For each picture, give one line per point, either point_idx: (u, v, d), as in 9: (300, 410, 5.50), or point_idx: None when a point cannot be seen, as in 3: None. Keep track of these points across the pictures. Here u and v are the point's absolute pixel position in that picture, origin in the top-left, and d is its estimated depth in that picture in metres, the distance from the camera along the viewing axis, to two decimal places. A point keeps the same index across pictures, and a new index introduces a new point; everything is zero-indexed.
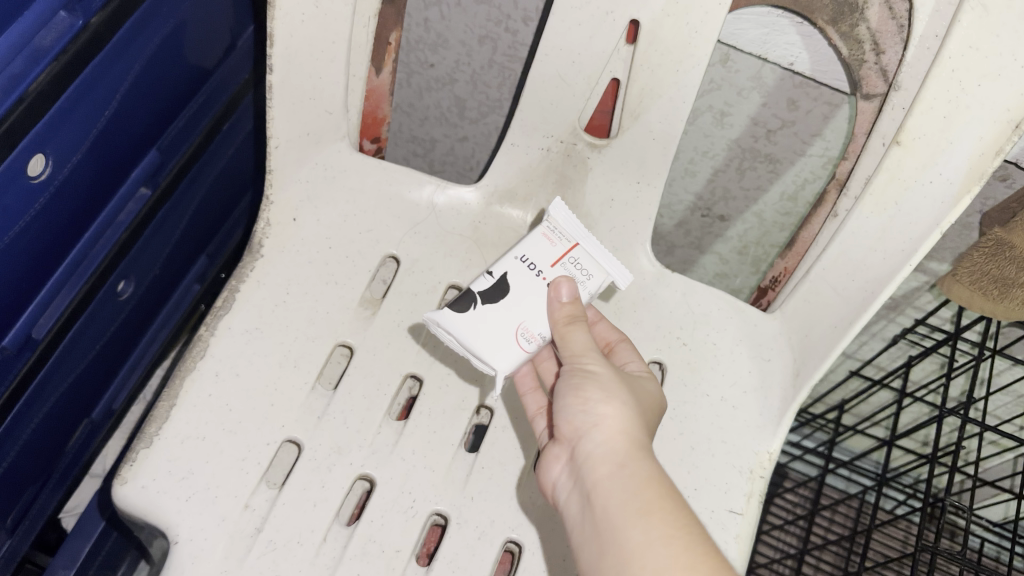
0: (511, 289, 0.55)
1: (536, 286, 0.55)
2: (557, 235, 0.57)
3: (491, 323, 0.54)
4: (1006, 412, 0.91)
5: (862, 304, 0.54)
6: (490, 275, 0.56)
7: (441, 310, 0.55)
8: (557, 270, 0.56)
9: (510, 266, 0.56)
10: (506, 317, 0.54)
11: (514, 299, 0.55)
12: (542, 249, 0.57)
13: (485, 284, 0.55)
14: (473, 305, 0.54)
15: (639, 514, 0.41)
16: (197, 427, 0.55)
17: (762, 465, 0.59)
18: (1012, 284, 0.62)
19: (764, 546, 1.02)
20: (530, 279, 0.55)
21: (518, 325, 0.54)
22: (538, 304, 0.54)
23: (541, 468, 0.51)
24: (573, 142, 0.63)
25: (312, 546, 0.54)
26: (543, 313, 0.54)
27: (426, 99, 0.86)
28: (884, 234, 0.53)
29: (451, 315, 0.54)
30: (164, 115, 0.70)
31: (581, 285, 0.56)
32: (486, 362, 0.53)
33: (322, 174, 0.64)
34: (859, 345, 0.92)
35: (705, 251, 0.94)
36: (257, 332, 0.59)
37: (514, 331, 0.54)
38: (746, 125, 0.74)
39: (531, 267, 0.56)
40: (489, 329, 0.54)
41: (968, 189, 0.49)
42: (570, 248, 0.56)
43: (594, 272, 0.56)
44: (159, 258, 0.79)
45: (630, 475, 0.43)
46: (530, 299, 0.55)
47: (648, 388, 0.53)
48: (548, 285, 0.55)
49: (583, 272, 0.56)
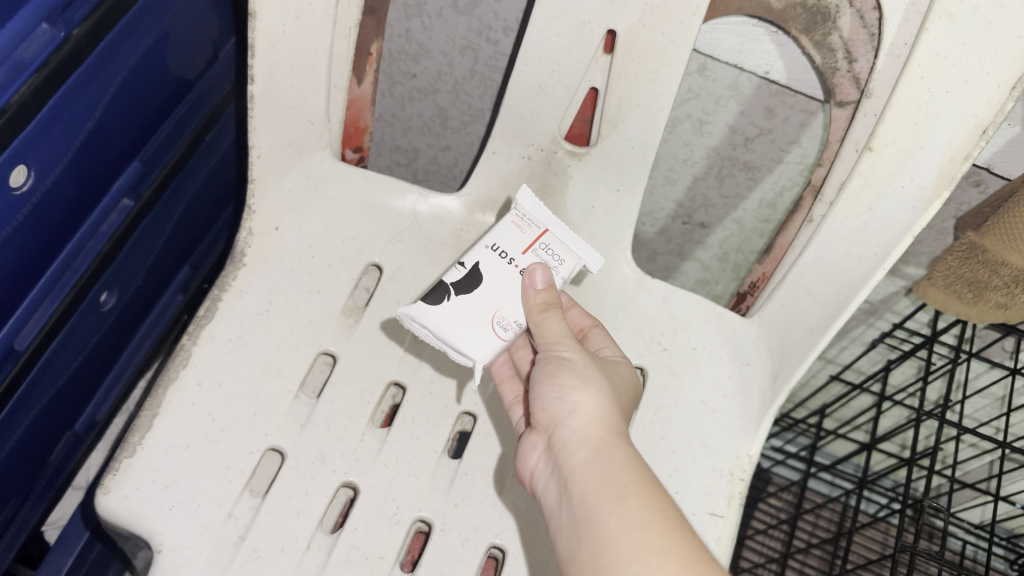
0: (484, 279, 0.55)
1: (508, 275, 0.55)
2: (526, 222, 0.58)
3: (467, 314, 0.54)
4: (983, 414, 0.92)
5: (838, 307, 0.55)
6: (461, 266, 0.56)
7: (414, 304, 0.55)
8: (528, 258, 0.56)
9: (480, 256, 0.56)
10: (480, 305, 0.54)
11: (487, 288, 0.55)
12: (511, 235, 0.57)
13: (457, 276, 0.56)
14: (447, 297, 0.54)
15: (616, 498, 0.41)
16: (180, 436, 0.55)
17: (743, 467, 0.59)
18: (985, 288, 0.63)
19: (748, 551, 1.03)
20: (503, 269, 0.56)
21: (493, 314, 0.54)
22: (513, 293, 0.55)
23: (519, 457, 0.51)
24: (553, 151, 0.64)
25: (296, 554, 0.54)
26: (518, 301, 0.55)
27: (408, 109, 0.87)
28: (858, 239, 0.54)
29: (424, 308, 0.54)
30: (145, 126, 0.70)
31: (554, 271, 0.56)
32: (463, 353, 0.53)
33: (304, 184, 0.65)
34: (839, 349, 0.93)
35: (687, 258, 0.95)
36: (241, 340, 0.59)
37: (490, 319, 0.54)
38: (724, 133, 0.75)
39: (502, 255, 0.56)
40: (468, 322, 0.54)
41: (937, 194, 0.50)
42: (540, 235, 0.57)
43: (566, 257, 0.57)
44: (143, 268, 0.79)
45: (607, 461, 0.44)
46: (505, 289, 0.55)
47: (623, 373, 0.54)
48: (520, 272, 0.56)
49: (554, 258, 0.57)
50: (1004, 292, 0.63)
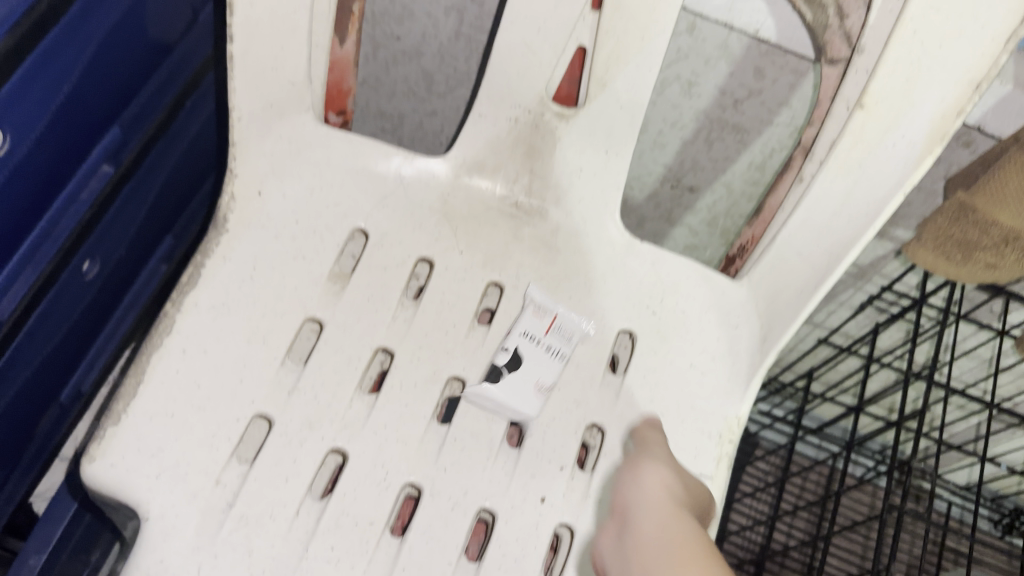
0: (522, 363, 0.60)
1: (544, 360, 0.61)
2: (538, 311, 0.62)
3: (514, 380, 0.60)
4: (970, 376, 0.93)
5: (828, 267, 0.54)
6: (503, 350, 0.61)
7: (469, 389, 0.60)
8: (552, 336, 0.62)
9: (517, 342, 0.61)
10: (524, 380, 0.60)
11: (526, 369, 0.60)
12: (531, 324, 0.62)
13: (503, 360, 0.60)
14: (499, 376, 0.60)
15: (680, 562, 0.45)
16: (166, 405, 0.54)
17: (731, 429, 0.60)
18: (974, 248, 0.63)
19: (736, 514, 1.04)
20: (541, 354, 0.61)
21: (535, 381, 0.60)
22: (550, 376, 0.61)
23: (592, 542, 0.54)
24: (541, 113, 0.63)
25: (285, 520, 0.53)
26: (551, 364, 0.61)
27: (393, 73, 0.86)
28: (849, 197, 0.54)
29: (484, 386, 0.59)
30: (122, 91, 0.69)
31: (570, 343, 0.62)
32: (519, 412, 0.59)
33: (287, 148, 0.63)
34: (828, 313, 0.94)
35: (676, 223, 0.95)
36: (225, 307, 0.58)
37: (535, 387, 0.60)
38: (714, 96, 0.75)
39: (534, 342, 0.61)
40: (516, 380, 0.60)
41: (930, 150, 0.49)
42: (553, 319, 0.62)
43: (578, 329, 0.63)
44: (126, 238, 0.78)
45: (665, 560, 0.47)
46: (539, 374, 0.60)
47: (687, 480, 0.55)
48: (558, 359, 0.61)
49: (569, 336, 0.62)
50: (993, 252, 0.62)
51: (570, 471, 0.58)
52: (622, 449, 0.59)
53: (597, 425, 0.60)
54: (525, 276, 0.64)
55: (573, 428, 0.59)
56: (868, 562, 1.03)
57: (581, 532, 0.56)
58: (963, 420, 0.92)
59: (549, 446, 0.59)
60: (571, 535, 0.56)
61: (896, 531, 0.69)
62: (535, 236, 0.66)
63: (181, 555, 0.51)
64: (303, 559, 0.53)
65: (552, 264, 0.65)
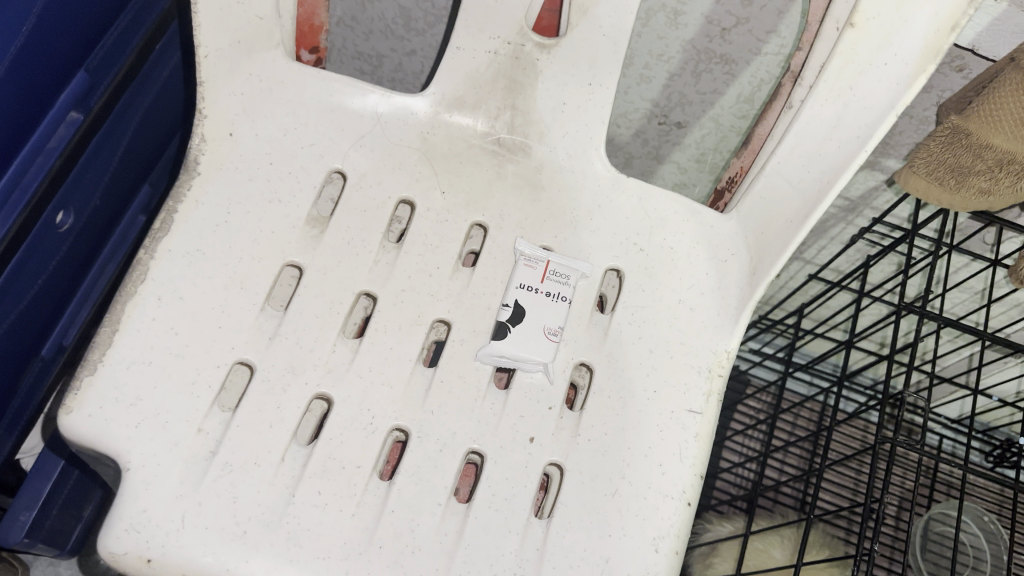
0: (526, 314, 0.59)
1: (548, 306, 0.60)
2: (529, 259, 0.61)
3: (523, 333, 0.59)
4: (962, 308, 0.92)
5: (818, 194, 0.53)
6: (504, 307, 0.60)
7: (480, 349, 0.58)
8: (550, 283, 0.61)
9: (517, 296, 0.60)
10: (532, 330, 0.59)
11: (530, 320, 0.59)
12: (525, 275, 0.61)
13: (506, 316, 0.59)
14: (507, 333, 0.59)
15: None
16: (142, 353, 0.53)
17: (721, 363, 0.60)
18: (968, 173, 0.62)
19: (728, 452, 1.04)
20: (543, 301, 0.60)
21: (544, 328, 0.59)
22: (555, 322, 0.60)
23: None
24: (521, 44, 0.61)
25: (270, 467, 0.52)
26: (554, 309, 0.60)
27: (369, 10, 0.83)
28: (839, 122, 0.52)
29: (494, 345, 0.58)
30: (85, 32, 0.66)
31: (571, 286, 0.61)
32: (534, 362, 0.58)
33: (257, 86, 0.61)
34: (819, 248, 0.93)
35: (664, 161, 0.93)
36: (199, 253, 0.57)
37: (545, 334, 0.59)
38: (700, 24, 0.72)
39: (532, 291, 0.60)
40: (525, 332, 0.59)
41: (922, 69, 0.48)
42: (547, 264, 0.61)
43: (572, 270, 0.61)
44: (100, 186, 0.76)
45: None
46: (544, 325, 0.59)
47: None
48: (561, 302, 0.60)
49: (565, 279, 0.61)
50: (987, 176, 0.62)
51: (559, 411, 0.57)
52: (610, 386, 0.58)
53: (586, 364, 0.59)
54: (509, 215, 0.63)
55: (561, 367, 0.59)
56: (859, 495, 1.04)
57: (570, 471, 0.55)
58: (954, 351, 0.92)
59: (537, 386, 0.58)
60: (561, 473, 0.56)
61: (888, 462, 0.68)
62: (518, 173, 0.64)
63: (164, 504, 0.50)
64: (290, 504, 0.52)
65: (536, 202, 0.64)
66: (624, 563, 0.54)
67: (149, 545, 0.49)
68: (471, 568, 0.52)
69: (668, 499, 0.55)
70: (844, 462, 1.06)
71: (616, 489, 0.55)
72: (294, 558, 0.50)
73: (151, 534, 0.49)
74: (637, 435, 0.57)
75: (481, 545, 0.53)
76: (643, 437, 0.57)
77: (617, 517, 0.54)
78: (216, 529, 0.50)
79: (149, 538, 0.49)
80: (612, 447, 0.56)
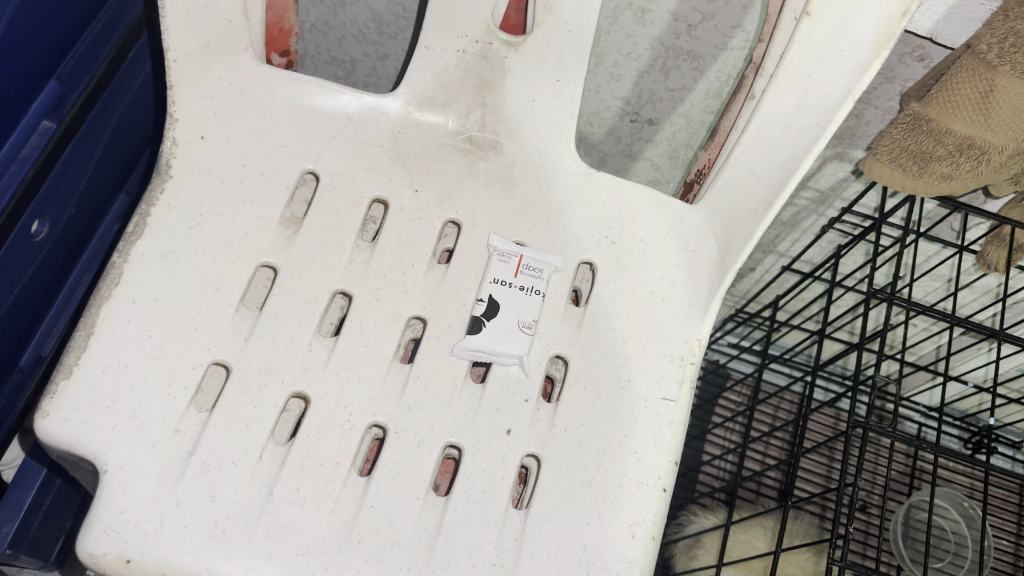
0: (502, 308, 0.60)
1: (521, 301, 0.61)
2: (503, 255, 0.62)
3: (498, 325, 0.60)
4: (933, 295, 0.94)
5: (780, 182, 0.54)
6: (480, 300, 0.61)
7: (460, 339, 0.59)
8: (522, 280, 0.61)
9: (491, 291, 0.61)
10: (506, 321, 0.60)
11: (506, 314, 0.60)
12: (499, 270, 0.61)
13: (480, 311, 0.60)
14: (483, 326, 0.60)
15: None
16: (118, 355, 0.53)
17: (692, 352, 0.61)
18: (929, 159, 0.63)
19: (710, 444, 1.06)
20: (517, 296, 0.61)
21: (518, 321, 0.60)
22: (527, 316, 0.61)
23: None
24: (488, 42, 0.62)
25: (246, 465, 0.53)
26: (530, 306, 0.61)
27: (341, 16, 0.83)
28: (799, 109, 0.54)
29: (473, 338, 0.59)
30: (55, 41, 0.66)
31: (543, 283, 0.62)
32: (508, 354, 0.59)
33: (228, 89, 0.62)
34: (790, 242, 0.95)
35: (637, 158, 0.94)
36: (173, 256, 0.57)
37: (519, 327, 0.60)
38: (667, 22, 0.73)
39: (506, 287, 0.61)
40: (501, 326, 0.60)
41: (876, 55, 0.49)
42: (520, 261, 0.62)
43: (545, 267, 0.62)
44: (75, 195, 0.76)
45: None
46: (515, 316, 0.60)
47: None
48: (536, 298, 0.61)
49: (537, 275, 0.62)
50: (949, 161, 0.63)
51: (536, 402, 0.58)
52: (585, 377, 0.59)
53: (561, 356, 0.60)
54: (481, 212, 0.63)
55: (537, 360, 0.59)
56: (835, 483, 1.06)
57: (547, 462, 0.56)
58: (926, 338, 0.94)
59: (512, 379, 0.58)
60: (538, 464, 0.56)
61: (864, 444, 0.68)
62: (490, 171, 0.65)
63: (142, 504, 0.50)
64: (269, 502, 0.52)
65: (509, 198, 0.64)
66: (603, 549, 0.54)
67: (127, 546, 0.49)
68: (450, 560, 0.52)
69: (643, 486, 0.56)
70: (821, 451, 1.08)
71: (592, 479, 0.56)
72: (272, 555, 0.50)
73: (129, 535, 0.49)
74: (614, 423, 0.58)
75: (460, 537, 0.53)
76: (619, 425, 0.58)
77: (594, 505, 0.55)
78: (195, 528, 0.50)
79: (127, 539, 0.49)
80: (588, 437, 0.57)
